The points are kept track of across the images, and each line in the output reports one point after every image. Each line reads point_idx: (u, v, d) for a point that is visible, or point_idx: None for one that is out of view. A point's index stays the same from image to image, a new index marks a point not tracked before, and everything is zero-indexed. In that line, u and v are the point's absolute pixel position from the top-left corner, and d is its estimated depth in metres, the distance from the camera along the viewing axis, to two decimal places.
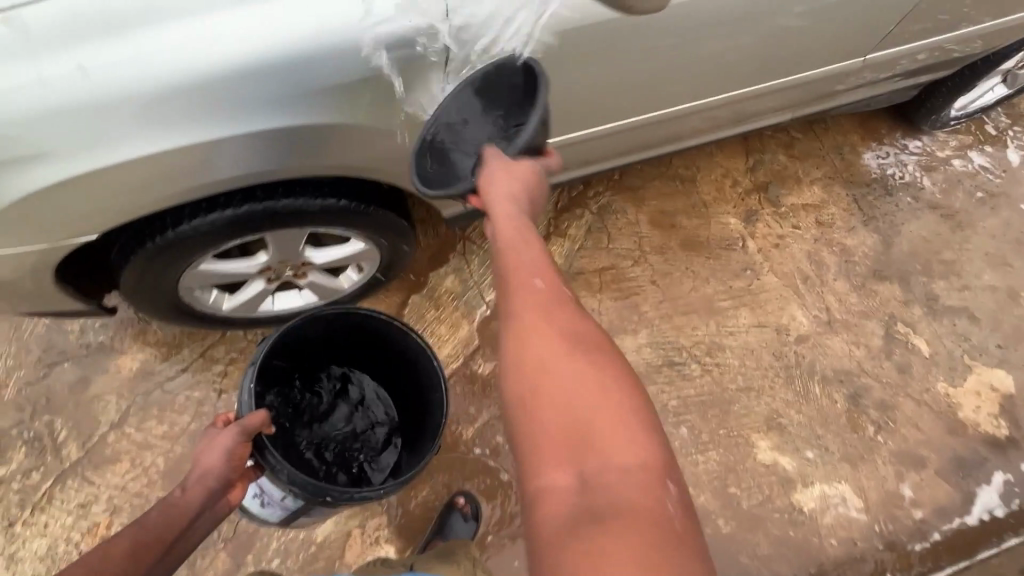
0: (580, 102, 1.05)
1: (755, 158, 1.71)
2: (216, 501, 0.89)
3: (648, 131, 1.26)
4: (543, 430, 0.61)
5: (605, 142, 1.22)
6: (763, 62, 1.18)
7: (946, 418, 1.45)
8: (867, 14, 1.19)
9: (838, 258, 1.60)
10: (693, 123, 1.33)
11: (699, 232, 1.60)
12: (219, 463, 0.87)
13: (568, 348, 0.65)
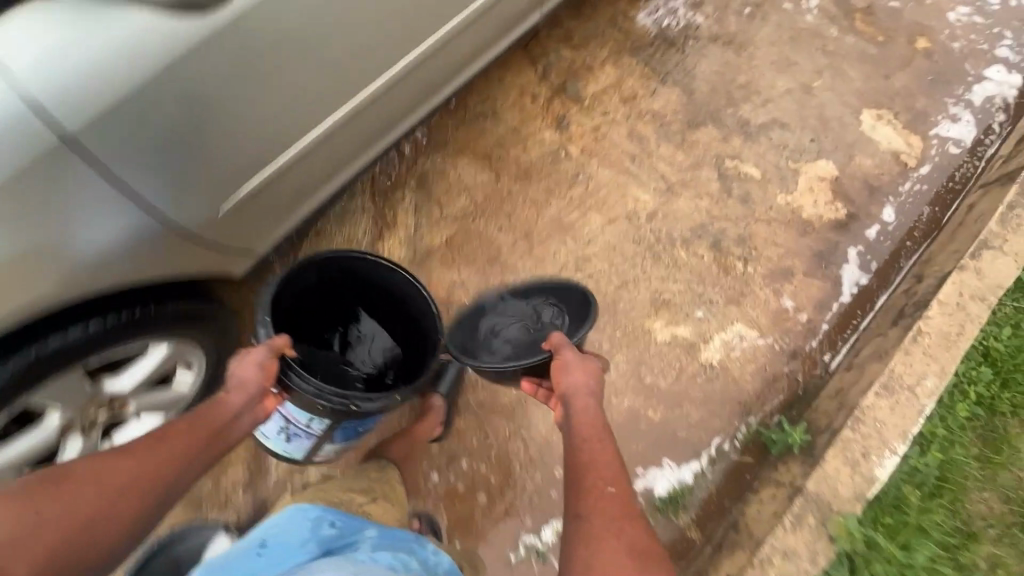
0: (304, 94, 0.98)
1: (543, 64, 1.67)
2: (254, 407, 0.90)
3: (401, 89, 1.22)
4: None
5: (362, 120, 1.17)
6: None
7: (795, 224, 1.55)
8: None
9: (653, 125, 1.63)
10: (446, 59, 1.30)
11: (522, 159, 1.56)
12: (256, 376, 0.88)
13: (628, 536, 0.75)
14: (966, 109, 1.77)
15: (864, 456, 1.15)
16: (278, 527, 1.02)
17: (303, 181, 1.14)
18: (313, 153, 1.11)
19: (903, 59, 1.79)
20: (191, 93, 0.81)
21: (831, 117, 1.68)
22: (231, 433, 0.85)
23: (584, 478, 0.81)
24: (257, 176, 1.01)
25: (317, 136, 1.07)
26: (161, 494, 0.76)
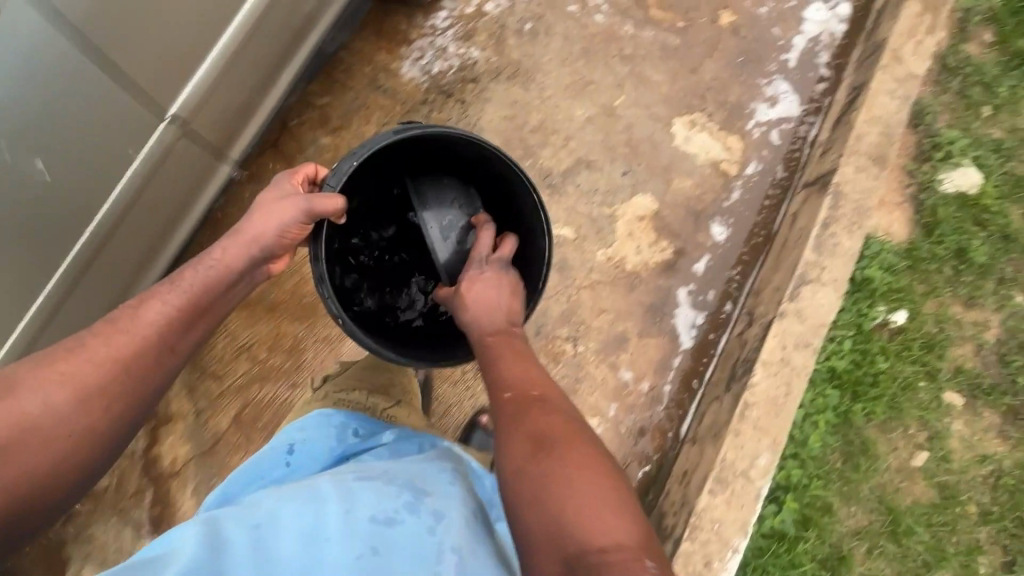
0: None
1: (302, 163, 1.41)
2: (250, 271, 0.95)
3: (178, 155, 1.18)
4: (509, 473, 0.74)
5: (173, 167, 1.19)
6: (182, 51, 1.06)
7: (620, 280, 1.41)
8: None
9: None
10: (208, 134, 1.23)
11: (300, 293, 1.33)
12: (275, 230, 0.94)
13: (533, 420, 0.78)
14: (785, 83, 1.61)
15: (706, 565, 1.08)
16: (306, 431, 1.05)
17: (130, 250, 1.21)
18: (127, 216, 1.15)
19: (708, 42, 1.59)
20: None
21: (641, 138, 1.50)
22: (219, 306, 0.91)
23: (493, 390, 0.85)
24: (65, 262, 1.09)
25: (142, 165, 1.12)
26: (130, 396, 0.82)
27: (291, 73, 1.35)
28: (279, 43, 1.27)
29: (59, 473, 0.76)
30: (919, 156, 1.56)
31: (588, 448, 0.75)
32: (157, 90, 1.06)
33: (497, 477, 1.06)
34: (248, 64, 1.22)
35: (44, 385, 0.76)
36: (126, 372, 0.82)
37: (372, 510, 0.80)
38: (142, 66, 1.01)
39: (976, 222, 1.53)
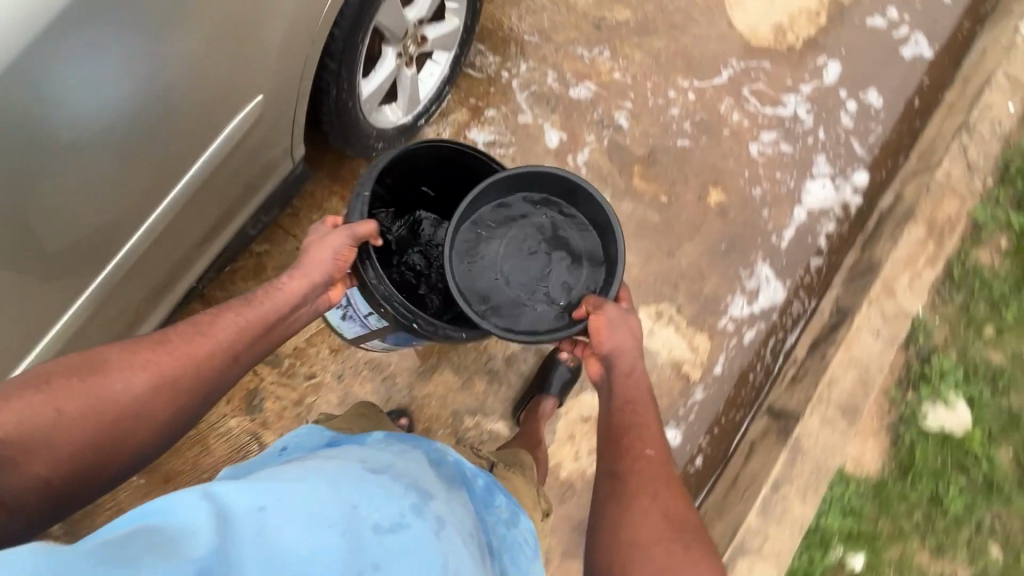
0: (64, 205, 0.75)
1: None
2: (315, 297, 0.89)
3: (128, 284, 0.96)
4: (625, 532, 0.75)
5: (90, 331, 0.94)
6: (149, 185, 0.84)
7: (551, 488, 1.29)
8: (214, 98, 0.84)
9: (372, 381, 1.30)
10: (169, 252, 1.00)
11: (201, 466, 1.23)
12: (326, 262, 0.87)
13: (663, 502, 0.77)
14: (772, 276, 1.47)
15: None
16: (299, 435, 0.89)
17: None
18: None
19: (691, 222, 1.46)
20: None
21: None
22: (282, 324, 0.84)
23: (631, 439, 0.83)
24: None
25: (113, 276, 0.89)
26: (235, 349, 0.77)
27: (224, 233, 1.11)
28: (214, 207, 1.01)
29: (160, 405, 0.71)
30: (907, 381, 1.41)
31: (706, 549, 0.74)
32: (53, 275, 0.80)
33: (512, 509, 0.91)
34: (192, 219, 0.98)
35: (131, 356, 0.72)
36: (240, 341, 0.78)
37: (378, 515, 0.62)
38: (179, 131, 0.82)
39: (958, 465, 1.39)
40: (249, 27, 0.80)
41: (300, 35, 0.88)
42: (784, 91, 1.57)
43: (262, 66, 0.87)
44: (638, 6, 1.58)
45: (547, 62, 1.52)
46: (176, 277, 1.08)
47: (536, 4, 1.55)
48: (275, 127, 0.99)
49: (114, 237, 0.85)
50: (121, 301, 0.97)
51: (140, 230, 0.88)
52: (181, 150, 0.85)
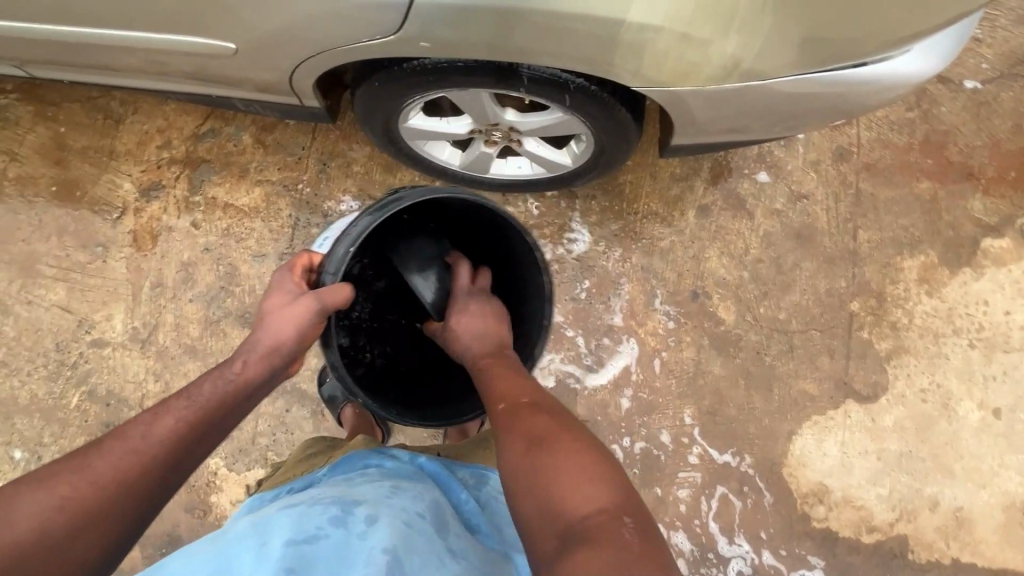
0: None
1: (211, 126, 1.35)
2: (275, 377, 0.80)
3: (142, 56, 0.99)
4: (518, 510, 0.61)
5: (102, 54, 1.02)
6: (178, 16, 0.86)
7: (191, 494, 1.25)
8: (265, 8, 0.79)
9: (216, 279, 1.31)
10: (182, 66, 1.00)
11: (79, 182, 1.34)
12: (294, 339, 0.79)
13: (522, 413, 0.70)
14: None
15: None
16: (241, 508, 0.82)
17: (8, 51, 1.05)
18: (59, 47, 1.01)
19: None
20: None
21: None
22: (238, 410, 0.74)
23: (485, 403, 0.76)
24: None
25: (132, 44, 0.95)
26: (172, 458, 0.66)
27: (215, 90, 1.07)
28: (238, 76, 0.99)
29: (93, 534, 0.60)
30: None
31: (579, 436, 0.64)
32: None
33: (478, 475, 0.88)
34: (217, 67, 0.97)
35: (71, 466, 0.62)
36: (183, 448, 0.67)
37: (288, 533, 0.62)
38: (230, 9, 0.82)
39: None
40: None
41: (361, 32, 0.77)
42: (747, 533, 1.29)
43: (312, 17, 0.78)
44: (744, 325, 1.33)
45: (623, 266, 1.34)
46: (192, 87, 1.09)
47: (678, 222, 1.35)
48: (280, 61, 0.90)
49: (106, 8, 0.87)
50: (83, 46, 0.99)
51: (163, 35, 0.91)
52: (221, 20, 0.84)
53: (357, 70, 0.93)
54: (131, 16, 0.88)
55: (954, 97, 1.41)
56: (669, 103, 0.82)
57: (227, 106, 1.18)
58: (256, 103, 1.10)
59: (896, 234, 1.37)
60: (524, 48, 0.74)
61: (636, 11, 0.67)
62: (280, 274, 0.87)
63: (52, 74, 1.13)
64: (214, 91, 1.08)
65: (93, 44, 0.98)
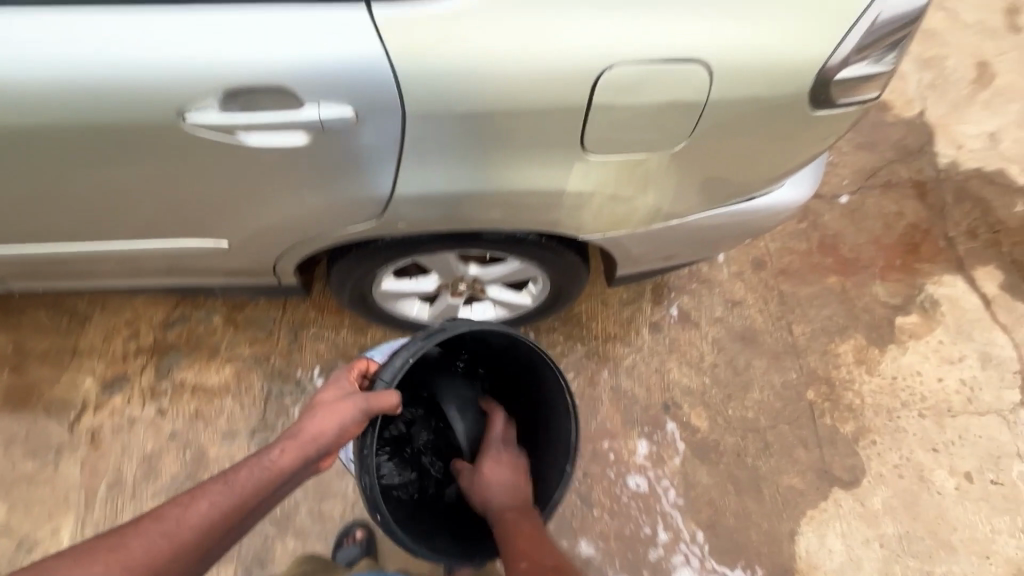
0: (103, 206, 0.88)
1: (181, 313, 1.39)
2: (306, 472, 0.76)
3: (122, 260, 1.05)
4: None
5: (83, 263, 1.07)
6: (166, 226, 0.94)
7: None
8: (249, 217, 0.89)
9: (182, 468, 1.25)
10: (162, 263, 1.06)
11: (35, 386, 1.30)
12: (334, 437, 0.77)
13: None
14: None
15: None
16: None
17: None
18: (41, 262, 1.07)
19: None
20: (50, 138, 0.73)
21: None
22: (267, 503, 0.70)
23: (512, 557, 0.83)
24: None
25: (118, 252, 1.02)
26: (209, 546, 0.63)
27: (193, 279, 1.14)
28: (218, 266, 1.06)
29: None
30: None
31: None
32: (65, 226, 0.95)
33: None
34: (197, 261, 1.05)
35: (104, 544, 0.59)
36: (215, 540, 0.64)
37: None
38: (216, 220, 0.91)
39: None
40: (267, 192, 0.82)
41: (337, 229, 0.87)
42: None
43: (293, 221, 0.88)
44: (719, 429, 1.39)
45: (594, 389, 1.41)
46: (169, 278, 1.14)
47: (635, 340, 1.46)
48: (263, 254, 0.99)
49: (97, 228, 0.96)
50: (69, 259, 1.05)
51: (150, 241, 0.99)
52: (206, 225, 0.93)
53: (332, 251, 1.04)
54: (129, 226, 0.94)
55: (832, 208, 1.71)
56: (610, 246, 0.96)
57: (200, 290, 1.23)
58: (230, 285, 1.16)
59: (824, 324, 1.54)
60: (481, 219, 0.85)
61: (574, 183, 0.80)
62: (333, 376, 0.88)
63: (22, 284, 1.16)
64: (191, 279, 1.13)
65: (76, 255, 1.04)
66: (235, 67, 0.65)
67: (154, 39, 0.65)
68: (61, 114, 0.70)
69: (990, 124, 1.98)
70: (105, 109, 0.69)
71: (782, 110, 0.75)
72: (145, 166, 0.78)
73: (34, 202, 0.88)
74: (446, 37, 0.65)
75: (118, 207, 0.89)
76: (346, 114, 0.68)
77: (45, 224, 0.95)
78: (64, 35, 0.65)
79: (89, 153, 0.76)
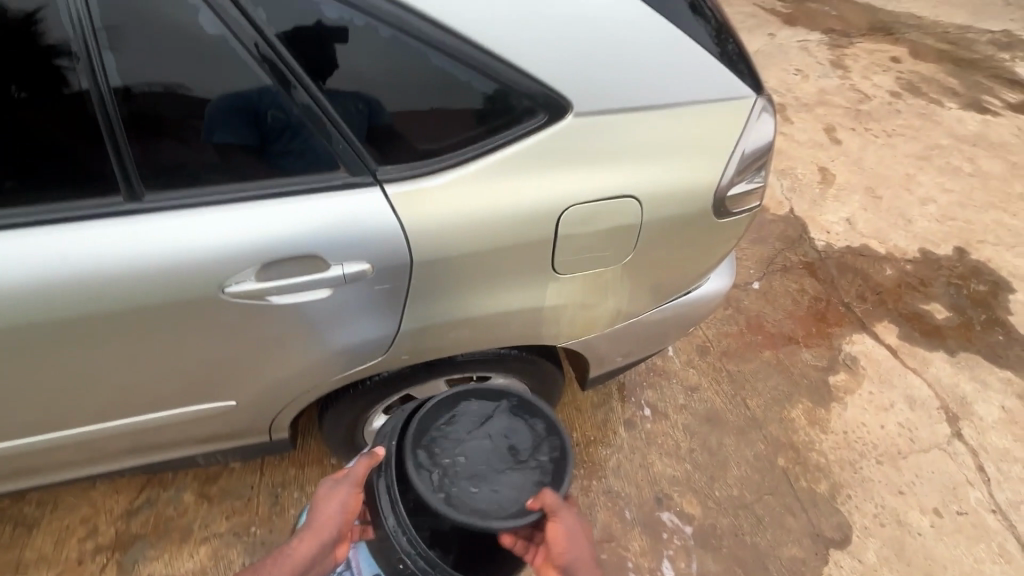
0: (90, 389, 0.86)
1: (146, 498, 1.30)
2: (322, 559, 0.83)
3: (92, 447, 0.98)
4: None
5: (43, 458, 0.98)
6: (152, 403, 0.91)
7: None
8: (250, 376, 0.90)
9: None
10: (138, 443, 1.00)
11: None
12: (335, 518, 0.83)
13: None
14: None
15: None
16: None
17: None
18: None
19: None
20: (60, 325, 0.75)
21: None
22: None
23: None
24: None
25: (89, 439, 0.95)
26: None
27: (170, 454, 1.08)
28: (201, 434, 1.02)
29: None
30: None
31: None
32: (35, 418, 0.89)
33: None
34: (178, 433, 1.00)
35: None
36: None
37: None
38: (211, 386, 0.91)
39: None
40: (274, 348, 0.85)
41: (341, 372, 0.91)
42: None
43: (295, 372, 0.91)
44: (712, 513, 1.44)
45: (588, 496, 1.43)
46: (140, 457, 1.07)
47: (614, 440, 1.54)
48: (257, 413, 0.99)
49: (72, 416, 0.91)
50: (28, 456, 0.96)
51: (128, 421, 0.94)
52: (199, 394, 0.92)
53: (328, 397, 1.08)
54: (119, 407, 0.91)
55: (748, 294, 1.99)
56: (583, 349, 1.09)
57: (172, 465, 1.16)
58: (209, 452, 1.11)
59: (773, 394, 1.71)
60: (471, 342, 0.93)
61: (552, 298, 0.91)
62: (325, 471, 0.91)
63: None
64: (166, 455, 1.07)
65: (37, 451, 0.95)
66: (269, 246, 0.74)
67: (191, 231, 0.73)
68: (86, 302, 0.73)
69: (844, 212, 2.46)
70: (139, 295, 0.74)
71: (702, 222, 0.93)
72: (164, 340, 0.81)
73: (10, 396, 0.84)
74: (441, 201, 0.76)
75: (107, 387, 0.87)
76: (366, 269, 0.77)
77: (11, 421, 0.89)
78: (95, 231, 0.71)
79: (98, 332, 0.77)
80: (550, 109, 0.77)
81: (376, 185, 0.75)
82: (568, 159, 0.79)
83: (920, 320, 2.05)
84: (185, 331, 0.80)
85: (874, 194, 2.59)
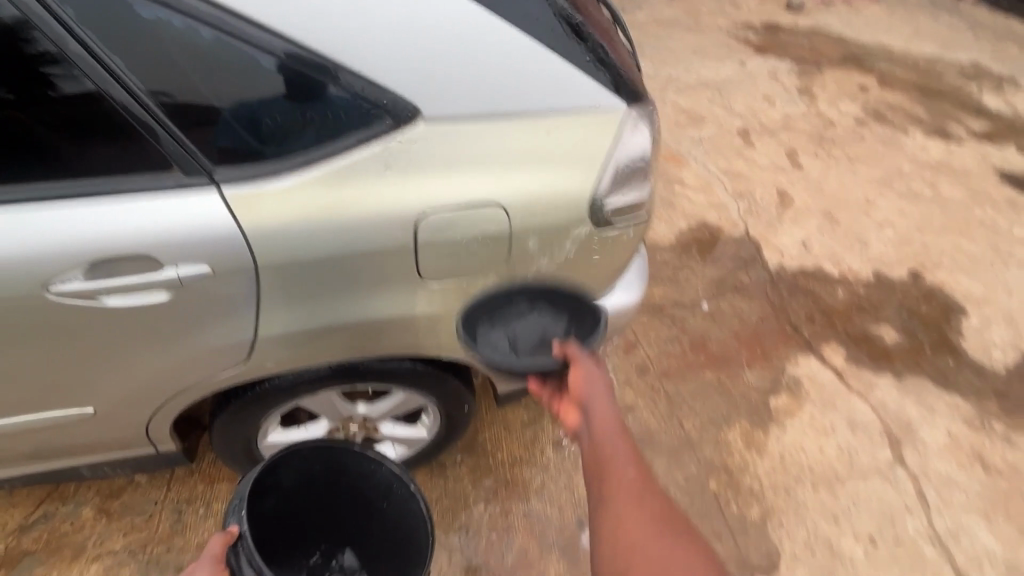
0: None
1: (43, 511, 1.26)
2: None
3: None
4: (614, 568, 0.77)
5: None
6: (16, 408, 0.91)
7: None
8: (112, 378, 0.90)
9: None
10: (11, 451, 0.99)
11: None
12: None
13: (641, 503, 0.82)
14: None
15: None
16: None
17: None
18: None
19: None
20: None
21: None
22: None
23: (605, 473, 0.85)
24: None
25: None
26: None
27: (50, 465, 1.06)
28: (77, 443, 1.01)
29: None
30: None
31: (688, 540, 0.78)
32: None
33: None
34: (51, 441, 0.99)
35: None
36: None
37: None
38: (75, 390, 0.90)
39: None
40: (129, 346, 0.86)
41: (206, 372, 0.91)
42: None
43: (160, 374, 0.91)
44: None
45: (508, 515, 1.39)
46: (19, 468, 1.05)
47: (541, 459, 1.50)
48: (132, 420, 0.98)
49: None
50: None
51: None
52: (64, 398, 0.91)
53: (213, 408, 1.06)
54: None
55: (694, 314, 1.98)
56: (477, 362, 1.06)
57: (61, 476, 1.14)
58: (94, 465, 1.09)
59: (710, 415, 1.68)
60: (342, 349, 0.94)
61: (421, 307, 0.92)
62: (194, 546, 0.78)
63: None
64: (45, 466, 1.05)
65: None
66: (100, 246, 0.75)
67: (22, 230, 0.74)
68: None
69: (800, 234, 2.47)
70: None
71: (577, 235, 0.92)
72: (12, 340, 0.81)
73: None
74: (280, 204, 0.78)
75: None
76: (204, 270, 0.79)
77: None
78: None
79: None
80: (393, 114, 0.80)
81: (213, 186, 0.78)
82: (416, 168, 0.81)
83: (869, 342, 2.02)
84: (31, 330, 0.80)
85: (831, 217, 2.60)
